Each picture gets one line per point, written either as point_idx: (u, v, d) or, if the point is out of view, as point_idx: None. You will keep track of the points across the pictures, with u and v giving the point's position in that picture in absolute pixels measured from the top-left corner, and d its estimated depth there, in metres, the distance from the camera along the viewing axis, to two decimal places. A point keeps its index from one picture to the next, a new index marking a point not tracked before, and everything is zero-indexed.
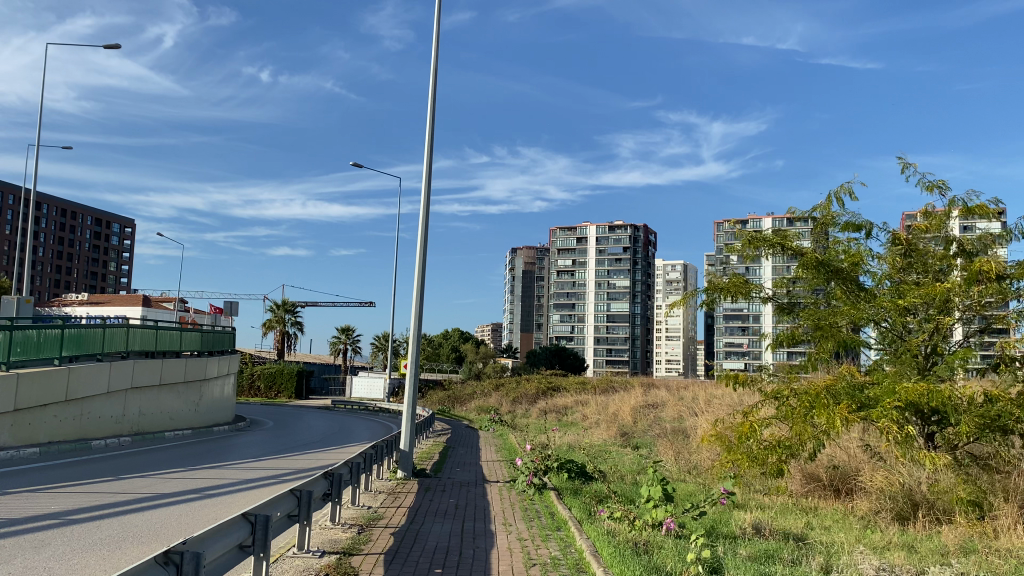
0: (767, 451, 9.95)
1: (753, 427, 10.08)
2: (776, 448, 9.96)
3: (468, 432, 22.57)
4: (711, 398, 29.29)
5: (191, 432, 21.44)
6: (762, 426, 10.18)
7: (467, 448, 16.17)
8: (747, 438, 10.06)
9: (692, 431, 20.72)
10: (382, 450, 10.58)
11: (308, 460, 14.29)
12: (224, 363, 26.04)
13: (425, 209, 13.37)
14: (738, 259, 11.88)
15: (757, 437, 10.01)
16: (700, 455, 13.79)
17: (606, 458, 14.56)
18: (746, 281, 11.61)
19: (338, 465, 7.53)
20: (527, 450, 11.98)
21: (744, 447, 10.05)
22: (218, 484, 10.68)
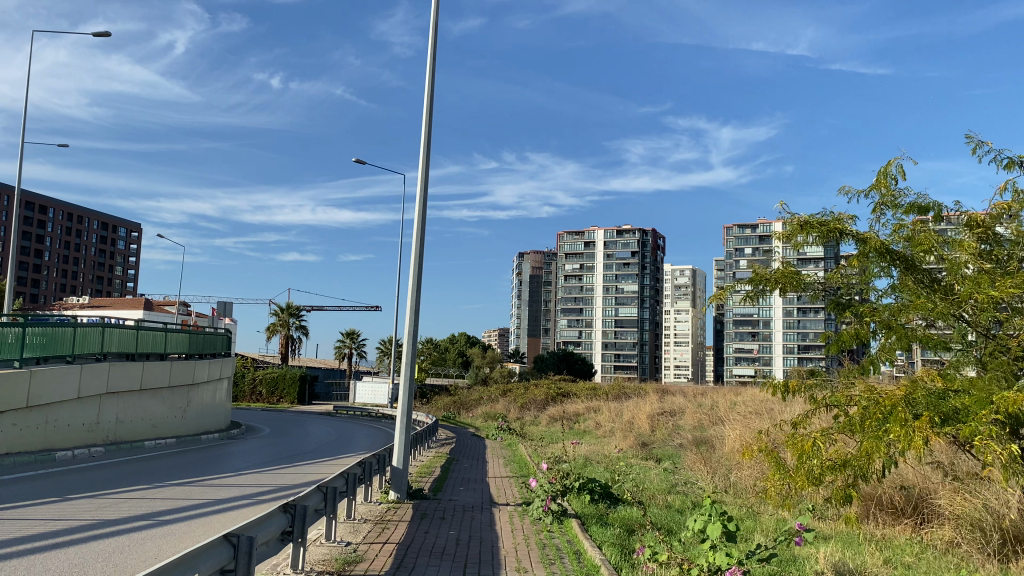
0: (831, 469, 8.04)
1: (814, 440, 8.23)
2: (843, 465, 8.09)
3: (474, 442, 20.93)
4: (733, 405, 27.70)
5: (176, 440, 19.89)
6: (823, 440, 8.29)
7: (473, 460, 14.53)
8: (804, 456, 8.23)
9: (718, 440, 19.20)
10: (371, 468, 8.96)
11: (293, 474, 12.77)
12: (216, 367, 24.57)
13: (420, 189, 11.75)
14: (786, 253, 10.16)
15: (820, 454, 8.12)
16: (745, 470, 12.17)
17: (633, 476, 12.93)
18: (796, 272, 10.01)
19: (300, 497, 6.06)
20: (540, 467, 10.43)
21: (804, 468, 8.16)
22: (179, 507, 9.12)
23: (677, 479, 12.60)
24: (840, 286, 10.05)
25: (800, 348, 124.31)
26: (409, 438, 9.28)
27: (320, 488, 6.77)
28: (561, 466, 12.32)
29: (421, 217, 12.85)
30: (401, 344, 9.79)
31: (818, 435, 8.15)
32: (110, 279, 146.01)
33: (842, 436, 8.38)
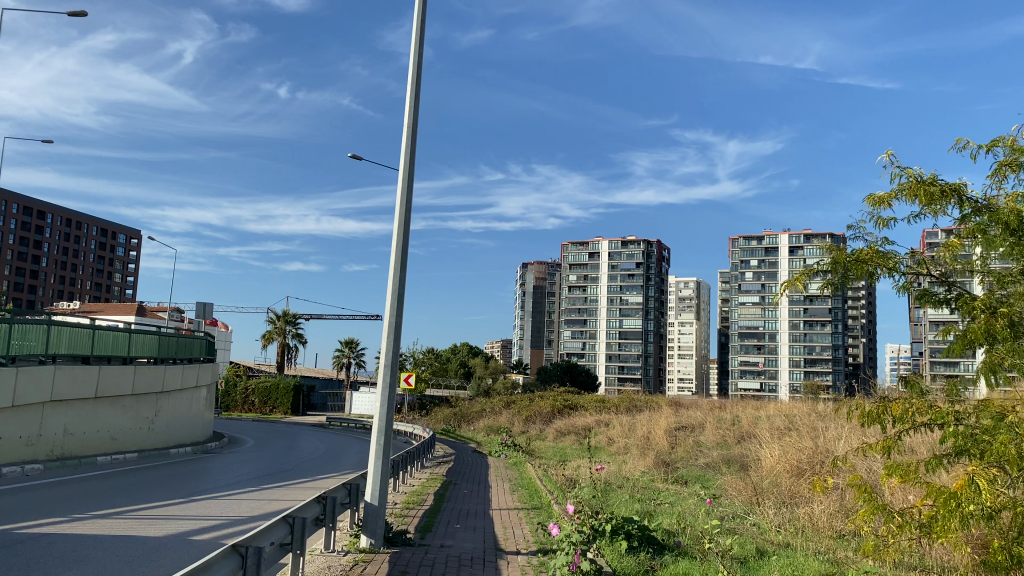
0: (986, 520, 5.58)
1: (966, 476, 5.74)
2: (1003, 511, 5.65)
3: (476, 460, 18.68)
4: (757, 421, 25.44)
5: (141, 454, 17.70)
6: (976, 476, 5.77)
7: (474, 486, 12.32)
8: (948, 498, 5.76)
9: (751, 464, 16.95)
10: (330, 508, 6.77)
11: (262, 502, 10.67)
12: (190, 373, 22.23)
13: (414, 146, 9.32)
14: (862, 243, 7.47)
15: (973, 496, 5.61)
16: (812, 504, 9.97)
17: (672, 507, 10.66)
18: (886, 253, 7.49)
19: None
20: (561, 508, 8.12)
21: (949, 515, 5.68)
22: (97, 559, 7.04)
23: (725, 510, 10.31)
24: (947, 274, 7.72)
25: (807, 362, 122.57)
26: (388, 466, 7.07)
27: (231, 555, 5.07)
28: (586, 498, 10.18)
29: (406, 192, 10.62)
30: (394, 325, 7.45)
31: (974, 473, 5.68)
32: (107, 287, 143.85)
33: (996, 470, 5.82)
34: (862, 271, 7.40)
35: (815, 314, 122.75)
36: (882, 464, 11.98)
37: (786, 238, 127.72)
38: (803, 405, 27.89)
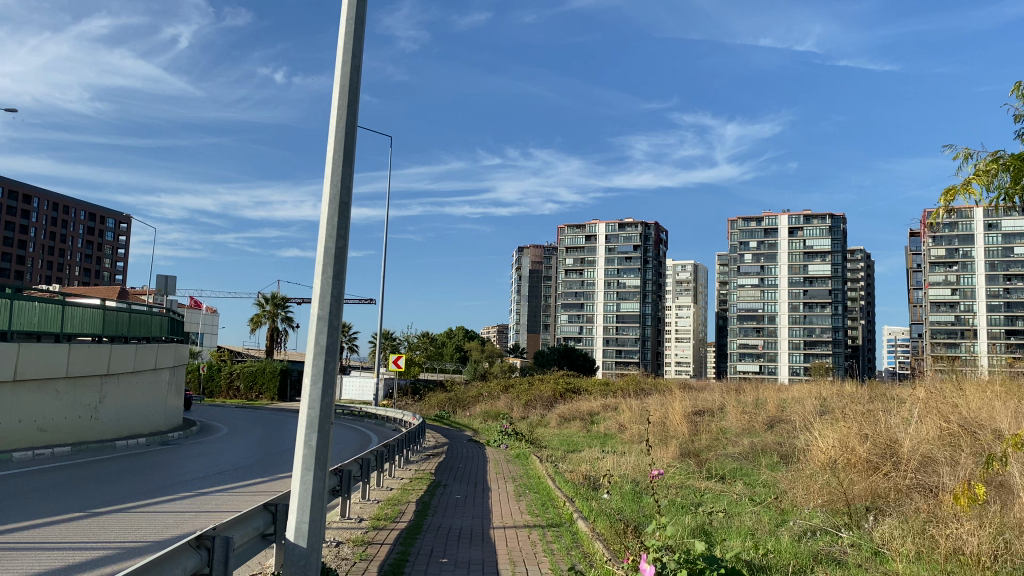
0: None
1: None
2: None
3: (472, 453, 16.04)
4: (782, 406, 22.88)
5: (79, 448, 15.10)
6: None
7: (469, 489, 9.62)
8: None
9: (801, 453, 14.46)
10: (204, 553, 4.06)
11: (197, 516, 8.03)
12: (146, 354, 19.45)
13: None
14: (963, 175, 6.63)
15: None
16: (932, 524, 7.35)
17: (731, 518, 8.16)
18: None
19: None
20: (620, 557, 5.42)
21: None
22: None
23: (810, 528, 7.62)
24: None
25: (806, 344, 120.02)
26: (325, 480, 4.47)
27: None
28: (626, 515, 7.72)
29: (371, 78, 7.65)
30: (326, 260, 4.69)
31: None
32: (97, 272, 139.96)
33: None
34: (1023, 175, 4.87)
35: (815, 296, 121.52)
36: (974, 470, 9.52)
37: (786, 219, 125.12)
38: (831, 386, 25.31)
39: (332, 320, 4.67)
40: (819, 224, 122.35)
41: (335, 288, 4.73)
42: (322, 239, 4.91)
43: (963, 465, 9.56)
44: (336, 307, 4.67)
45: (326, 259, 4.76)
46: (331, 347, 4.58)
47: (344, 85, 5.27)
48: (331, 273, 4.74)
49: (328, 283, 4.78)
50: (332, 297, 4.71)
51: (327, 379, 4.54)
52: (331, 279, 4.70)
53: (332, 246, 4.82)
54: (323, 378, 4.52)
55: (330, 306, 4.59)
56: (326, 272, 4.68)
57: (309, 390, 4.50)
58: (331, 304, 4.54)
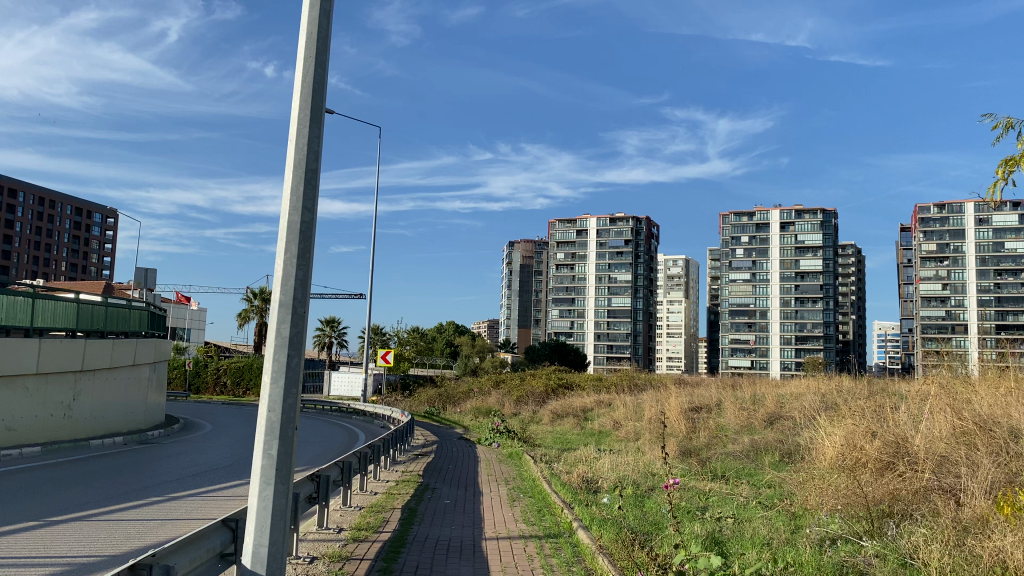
0: None
1: None
2: None
3: (463, 452, 15.41)
4: (780, 402, 22.37)
5: (50, 448, 14.43)
6: None
7: (460, 493, 9.00)
8: None
9: (806, 451, 13.91)
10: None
11: (140, 525, 7.44)
12: (125, 349, 18.73)
13: None
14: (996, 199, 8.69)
15: None
16: (963, 535, 6.80)
17: (742, 525, 7.60)
18: None
19: None
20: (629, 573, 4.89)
21: None
22: None
23: (829, 535, 7.07)
24: None
25: (797, 340, 119.69)
26: (288, 493, 3.94)
27: None
28: (633, 523, 7.17)
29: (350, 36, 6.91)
30: (288, 240, 4.04)
31: None
32: (83, 267, 138.18)
33: None
34: None
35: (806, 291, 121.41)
36: (997, 473, 9.00)
37: (777, 214, 125.28)
38: (828, 381, 24.82)
39: (298, 311, 4.08)
40: (810, 219, 122.32)
41: (300, 273, 4.13)
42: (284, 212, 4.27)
43: (984, 466, 9.05)
44: (302, 295, 4.07)
45: (289, 239, 4.14)
46: (296, 339, 4.02)
47: (313, 34, 4.59)
48: (295, 254, 4.10)
49: (292, 265, 4.14)
50: (297, 283, 4.12)
51: (290, 377, 3.98)
52: (295, 261, 4.07)
53: (297, 222, 4.20)
54: (285, 377, 3.96)
55: (293, 292, 4.00)
56: (289, 252, 4.04)
57: (269, 390, 3.93)
58: (294, 291, 3.96)
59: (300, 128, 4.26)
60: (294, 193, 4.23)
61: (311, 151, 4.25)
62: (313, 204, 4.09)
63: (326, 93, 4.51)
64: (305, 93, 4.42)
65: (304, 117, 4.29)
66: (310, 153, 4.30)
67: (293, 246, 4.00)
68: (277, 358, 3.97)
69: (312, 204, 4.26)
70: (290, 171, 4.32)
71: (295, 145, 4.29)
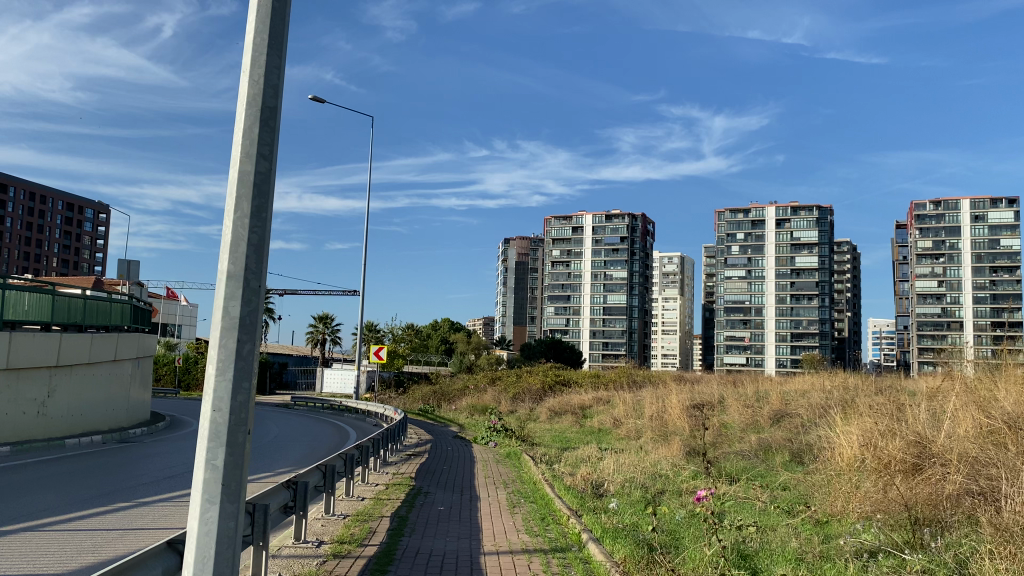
0: None
1: None
2: None
3: (458, 452, 14.61)
4: (786, 399, 21.60)
5: (20, 448, 13.63)
6: None
7: (458, 499, 8.27)
8: None
9: (821, 449, 13.16)
10: None
11: (85, 534, 6.71)
12: (104, 344, 17.92)
13: None
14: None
15: None
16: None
17: (769, 535, 6.89)
18: None
19: None
20: None
21: None
22: None
23: (874, 548, 6.35)
24: None
25: (793, 337, 119.24)
26: (241, 506, 3.26)
27: None
28: (646, 535, 6.43)
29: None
30: (238, 193, 3.32)
31: None
32: (75, 263, 136.62)
33: None
34: None
35: (802, 288, 120.93)
36: None
37: (773, 211, 123.69)
38: (834, 378, 24.05)
39: (251, 282, 3.37)
40: (806, 216, 121.77)
41: (254, 231, 3.39)
42: (235, 155, 3.51)
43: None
44: (256, 264, 3.37)
45: (239, 193, 3.40)
46: (248, 310, 3.31)
47: None
48: (247, 211, 3.38)
49: (243, 226, 3.43)
50: (249, 246, 3.40)
51: (243, 360, 3.28)
52: (247, 221, 3.36)
53: (249, 170, 3.43)
54: (235, 361, 3.26)
55: (242, 254, 3.28)
56: (239, 209, 3.32)
57: (214, 381, 3.21)
58: (241, 258, 3.26)
59: (254, 55, 3.49)
60: (247, 137, 3.50)
61: (267, 86, 3.51)
62: (266, 148, 3.38)
63: (286, 17, 3.75)
64: (261, 13, 3.65)
65: (259, 45, 3.55)
66: (267, 89, 3.55)
67: (242, 198, 3.28)
68: (224, 342, 3.23)
69: (268, 148, 3.51)
70: (244, 109, 3.58)
71: (250, 79, 3.53)
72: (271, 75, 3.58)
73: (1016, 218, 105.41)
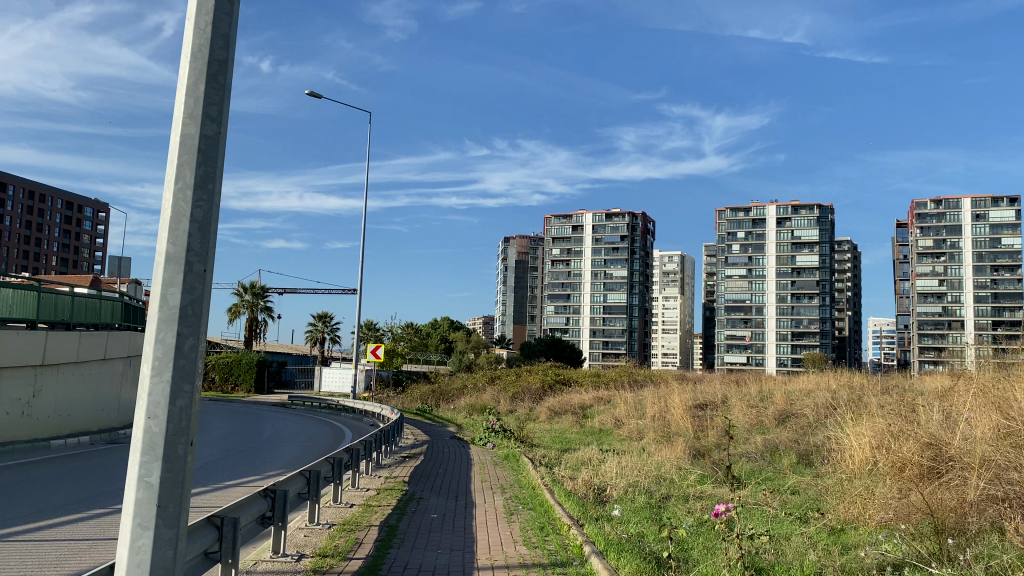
0: None
1: None
2: None
3: (454, 454, 14.18)
4: (791, 399, 21.12)
5: (1, 450, 13.19)
6: None
7: (453, 505, 7.87)
8: None
9: (830, 452, 12.71)
10: None
11: (49, 545, 6.36)
12: (93, 341, 17.49)
13: None
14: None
15: None
16: None
17: (785, 546, 6.49)
18: None
19: None
20: None
21: None
22: None
23: (902, 560, 5.94)
24: None
25: (794, 336, 118.90)
26: (182, 522, 2.95)
27: None
28: (654, 548, 6.00)
29: None
30: (179, 163, 3.03)
31: None
32: (74, 261, 136.15)
33: None
34: None
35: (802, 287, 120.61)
36: None
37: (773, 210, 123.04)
38: (839, 378, 23.55)
39: (196, 266, 3.08)
40: (807, 215, 121.50)
41: (199, 204, 3.08)
42: (178, 119, 3.19)
43: None
44: (200, 246, 3.07)
45: (182, 161, 3.09)
46: (192, 296, 3.01)
47: None
48: (192, 182, 3.08)
49: (186, 200, 3.13)
50: (193, 223, 3.09)
51: (182, 352, 2.97)
52: (191, 194, 3.05)
53: (194, 136, 3.12)
54: (175, 352, 2.96)
55: (181, 233, 2.98)
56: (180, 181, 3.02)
57: (149, 386, 2.91)
58: (182, 235, 2.96)
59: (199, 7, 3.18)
60: (192, 101, 3.19)
61: (213, 43, 3.19)
62: (212, 111, 3.08)
63: None
64: None
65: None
66: (215, 45, 3.23)
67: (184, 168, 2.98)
68: (159, 337, 2.95)
69: (216, 112, 3.20)
70: (189, 69, 3.26)
71: (195, 33, 3.21)
72: (219, 31, 3.28)
73: (1018, 217, 104.87)
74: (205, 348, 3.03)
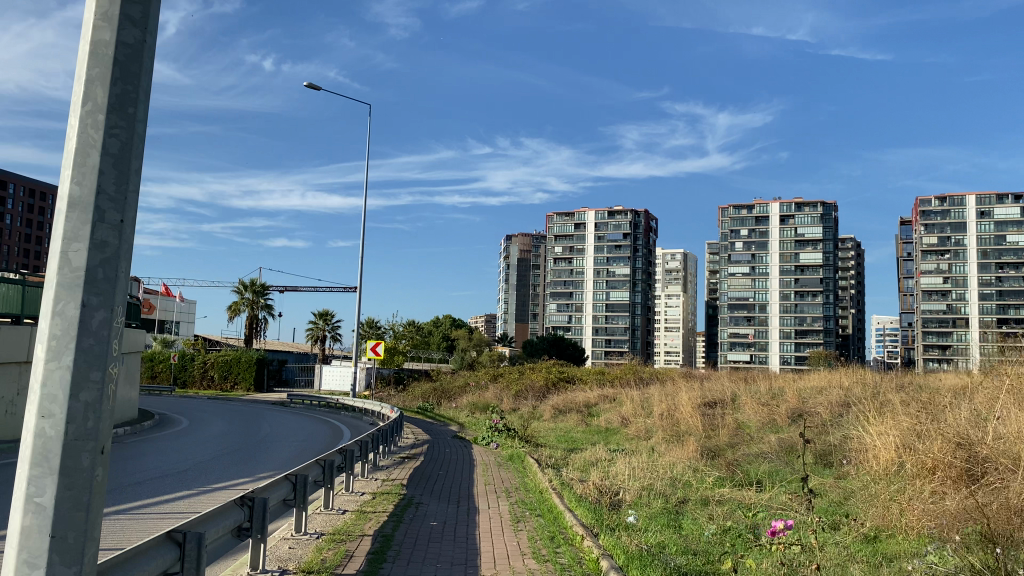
0: None
1: None
2: None
3: (455, 454, 13.63)
4: (804, 396, 20.45)
5: None
6: None
7: (454, 510, 7.29)
8: None
9: (852, 451, 12.05)
10: None
11: None
12: None
13: None
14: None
15: None
16: None
17: (821, 557, 5.86)
18: None
19: None
20: None
21: None
22: None
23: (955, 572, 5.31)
24: None
25: (796, 334, 118.34)
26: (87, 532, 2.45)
27: None
28: (679, 564, 5.35)
29: None
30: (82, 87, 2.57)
31: None
32: None
33: None
34: None
35: (805, 285, 119.95)
36: None
37: (777, 207, 122.68)
38: (852, 375, 22.84)
39: (106, 215, 2.61)
40: (810, 212, 120.85)
41: (109, 140, 2.61)
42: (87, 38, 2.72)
43: None
44: (111, 188, 2.61)
45: (87, 85, 2.62)
46: (92, 246, 2.54)
47: None
48: (101, 111, 2.61)
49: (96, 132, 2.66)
50: (98, 158, 2.61)
51: (79, 319, 2.50)
52: (100, 126, 2.58)
53: (103, 57, 2.65)
54: (74, 315, 2.49)
55: (81, 170, 2.52)
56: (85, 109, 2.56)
57: (47, 370, 2.45)
58: (82, 173, 2.50)
59: None
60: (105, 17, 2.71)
61: None
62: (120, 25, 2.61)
63: None
64: None
65: None
66: None
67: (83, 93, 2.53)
68: (58, 309, 2.49)
69: (134, 29, 2.72)
70: None
71: None
72: None
73: (1022, 214, 103.89)
74: (118, 321, 2.57)
